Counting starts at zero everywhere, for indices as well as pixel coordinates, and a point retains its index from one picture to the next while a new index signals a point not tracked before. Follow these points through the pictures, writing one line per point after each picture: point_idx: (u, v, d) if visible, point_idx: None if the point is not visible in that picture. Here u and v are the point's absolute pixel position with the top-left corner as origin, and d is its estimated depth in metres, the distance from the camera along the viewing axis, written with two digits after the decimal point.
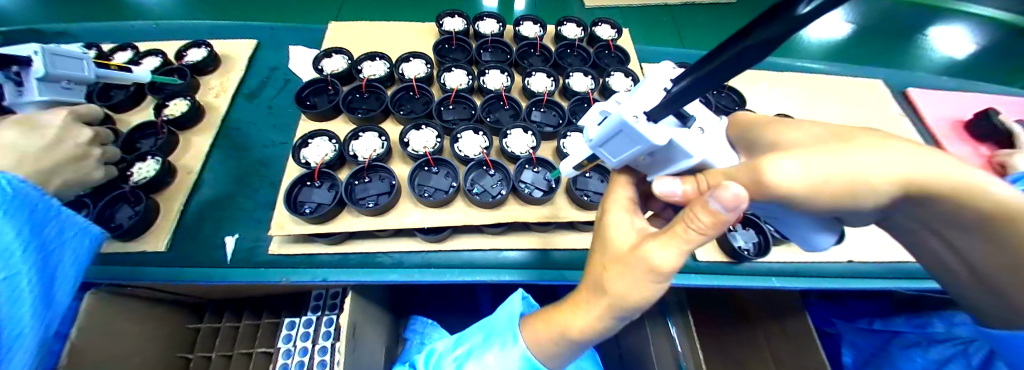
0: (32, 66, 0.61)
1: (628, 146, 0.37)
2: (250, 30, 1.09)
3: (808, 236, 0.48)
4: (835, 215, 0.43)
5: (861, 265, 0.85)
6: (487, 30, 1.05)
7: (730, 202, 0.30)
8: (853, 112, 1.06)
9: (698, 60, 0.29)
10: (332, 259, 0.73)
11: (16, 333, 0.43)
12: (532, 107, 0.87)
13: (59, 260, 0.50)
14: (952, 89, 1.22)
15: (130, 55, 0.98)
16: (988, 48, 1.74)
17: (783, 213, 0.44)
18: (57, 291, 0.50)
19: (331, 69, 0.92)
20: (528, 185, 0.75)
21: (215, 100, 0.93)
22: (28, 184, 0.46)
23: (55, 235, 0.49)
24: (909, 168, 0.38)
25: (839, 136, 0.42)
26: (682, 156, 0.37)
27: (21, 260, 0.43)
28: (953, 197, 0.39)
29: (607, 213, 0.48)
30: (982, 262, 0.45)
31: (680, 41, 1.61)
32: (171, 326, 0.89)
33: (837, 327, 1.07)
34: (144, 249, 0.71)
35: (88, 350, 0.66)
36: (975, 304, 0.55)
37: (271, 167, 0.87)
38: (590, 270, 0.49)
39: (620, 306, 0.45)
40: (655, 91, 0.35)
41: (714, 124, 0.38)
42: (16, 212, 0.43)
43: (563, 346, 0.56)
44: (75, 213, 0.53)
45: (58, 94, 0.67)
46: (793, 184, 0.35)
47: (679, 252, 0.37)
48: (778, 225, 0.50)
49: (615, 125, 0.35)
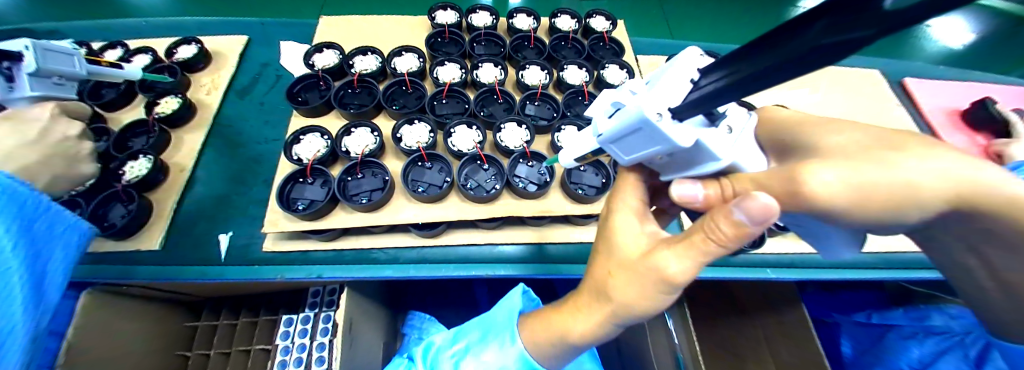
0: (24, 62, 0.59)
1: (646, 146, 0.36)
2: (240, 26, 1.07)
3: (835, 245, 0.46)
4: (866, 231, 0.41)
5: (856, 256, 0.85)
6: (479, 23, 1.03)
7: (758, 213, 0.30)
8: (852, 103, 1.05)
9: (740, 48, 0.28)
10: (325, 255, 0.73)
11: (7, 330, 0.43)
12: (526, 101, 0.86)
13: (50, 255, 0.49)
14: (950, 79, 1.22)
15: (120, 53, 0.97)
16: (987, 36, 1.73)
17: (815, 223, 0.42)
18: (49, 287, 0.50)
19: (321, 64, 0.91)
20: (522, 179, 0.75)
21: (206, 97, 0.92)
22: (15, 180, 0.46)
23: (45, 230, 0.49)
24: (902, 158, 0.39)
25: (830, 133, 0.43)
26: (709, 159, 0.35)
27: (12, 255, 0.43)
28: (970, 197, 0.38)
29: (613, 216, 0.46)
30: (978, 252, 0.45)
31: (670, 35, 1.59)
32: (169, 325, 0.89)
33: (835, 318, 1.07)
34: (138, 248, 0.71)
35: (83, 351, 0.66)
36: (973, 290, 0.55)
37: (266, 165, 0.86)
38: (593, 273, 0.49)
39: (626, 312, 0.45)
40: (681, 82, 0.32)
41: (745, 122, 0.36)
42: (4, 207, 0.43)
43: (561, 348, 0.56)
44: (64, 208, 0.52)
45: (52, 90, 0.66)
46: (812, 191, 0.34)
47: (695, 262, 0.37)
48: (806, 234, 0.48)
49: (635, 120, 0.32)
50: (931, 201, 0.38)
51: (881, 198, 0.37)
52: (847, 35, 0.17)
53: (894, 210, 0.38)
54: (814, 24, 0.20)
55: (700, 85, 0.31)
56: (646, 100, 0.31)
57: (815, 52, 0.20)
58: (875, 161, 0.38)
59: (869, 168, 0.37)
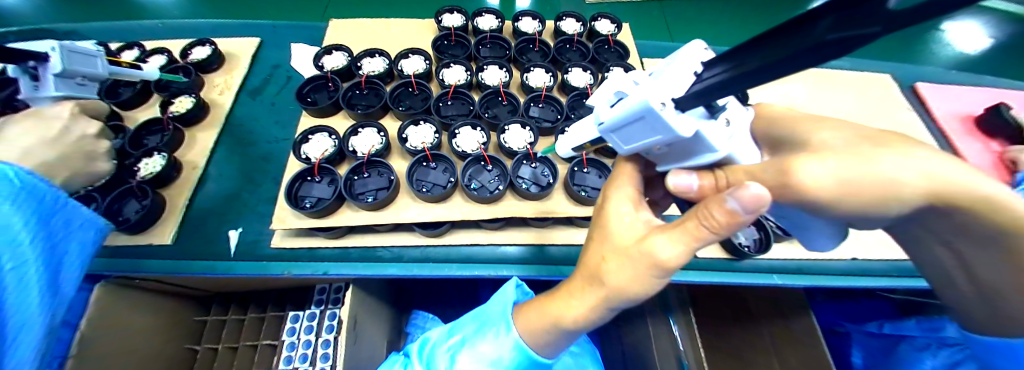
0: (50, 62, 0.63)
1: (647, 135, 0.35)
2: (252, 29, 1.10)
3: (813, 236, 0.49)
4: (847, 221, 0.42)
5: (865, 263, 0.83)
6: (485, 26, 1.05)
7: (750, 201, 0.30)
8: (861, 107, 1.04)
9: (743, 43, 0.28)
10: (331, 252, 0.74)
11: (24, 320, 0.44)
12: (530, 102, 0.88)
13: (65, 250, 0.51)
14: (964, 84, 1.20)
15: (137, 53, 1.00)
16: (1004, 41, 1.69)
17: (798, 215, 0.44)
18: (64, 281, 0.51)
19: (331, 65, 0.93)
20: (525, 180, 0.76)
21: (219, 97, 0.94)
22: (36, 175, 0.47)
23: (61, 225, 0.50)
24: (892, 153, 0.39)
25: (815, 134, 0.42)
26: (706, 150, 0.35)
27: (28, 249, 0.45)
28: (951, 194, 0.38)
29: (608, 202, 0.47)
30: (970, 248, 0.45)
31: (670, 39, 1.58)
32: (183, 319, 0.92)
33: (846, 327, 1.06)
34: (151, 241, 0.73)
35: (96, 341, 0.69)
36: (960, 297, 0.55)
37: (275, 163, 0.88)
38: (588, 258, 0.49)
39: (617, 297, 0.45)
40: (682, 75, 0.33)
41: (742, 117, 0.36)
42: (23, 202, 0.45)
43: (554, 334, 0.56)
44: (81, 205, 0.54)
45: (74, 90, 0.68)
46: (817, 185, 0.36)
47: (686, 249, 0.37)
48: (790, 226, 0.50)
49: (638, 109, 0.32)
50: (917, 194, 0.39)
51: (868, 194, 0.38)
52: (869, 27, 0.18)
53: (886, 199, 0.38)
54: (819, 20, 0.22)
55: (705, 78, 0.31)
56: (649, 91, 0.31)
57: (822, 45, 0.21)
58: (860, 166, 0.38)
59: (861, 161, 0.38)
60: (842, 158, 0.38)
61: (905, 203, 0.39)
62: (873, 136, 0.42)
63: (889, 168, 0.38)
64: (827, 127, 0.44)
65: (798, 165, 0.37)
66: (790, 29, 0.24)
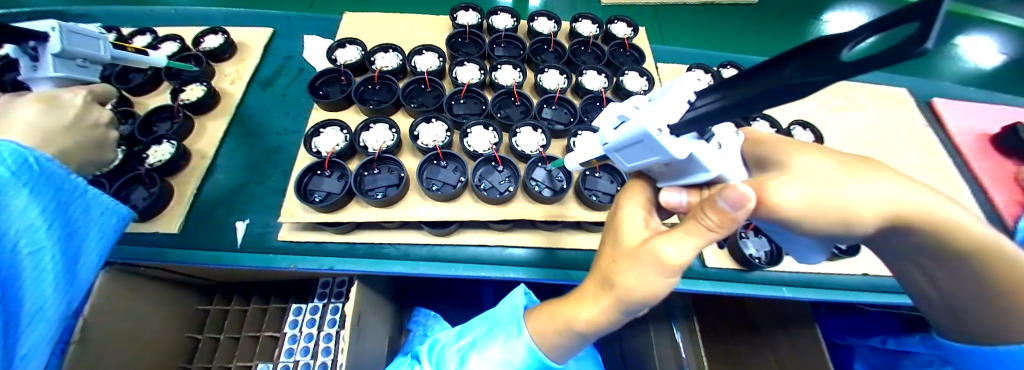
0: (50, 42, 0.61)
1: (645, 156, 0.36)
2: (265, 19, 1.10)
3: (803, 253, 0.50)
4: (824, 238, 0.44)
5: (880, 280, 0.82)
6: (501, 24, 1.04)
7: (736, 200, 0.32)
8: (880, 121, 1.01)
9: (720, 81, 0.31)
10: (338, 247, 0.74)
11: (39, 305, 0.43)
12: (543, 104, 0.87)
13: (83, 238, 0.49)
14: (980, 101, 1.18)
15: (149, 39, 1.00)
16: (1020, 59, 1.66)
17: (782, 231, 0.47)
18: (81, 270, 0.50)
19: (344, 59, 0.93)
20: (538, 183, 0.74)
21: (229, 86, 0.94)
22: (54, 163, 0.45)
23: (79, 212, 0.48)
24: (850, 180, 0.40)
25: (821, 155, 0.44)
26: (699, 170, 0.36)
27: (45, 235, 0.43)
28: (939, 222, 0.39)
29: (621, 209, 0.47)
30: (935, 268, 0.46)
31: (661, 41, 1.56)
32: (185, 308, 0.92)
33: (849, 340, 1.04)
34: (158, 230, 0.73)
35: (99, 327, 0.68)
36: (931, 311, 0.56)
37: (284, 155, 0.88)
38: (599, 263, 0.48)
39: (627, 300, 0.44)
40: (677, 103, 0.34)
41: (733, 140, 0.37)
42: (39, 189, 0.43)
43: (568, 337, 0.55)
44: (101, 192, 0.52)
45: (75, 72, 0.66)
46: (796, 208, 0.39)
47: (690, 251, 0.37)
48: (779, 239, 0.52)
49: (637, 134, 0.33)
50: (893, 221, 0.41)
51: (827, 215, 0.39)
52: (821, 75, 0.21)
53: (850, 226, 0.40)
54: (787, 66, 0.25)
55: (696, 104, 0.33)
56: (646, 117, 0.32)
57: (797, 86, 0.23)
58: (872, 200, 0.40)
59: (817, 184, 0.39)
60: (839, 187, 0.39)
61: (869, 226, 0.41)
62: (840, 161, 0.43)
63: (844, 192, 0.39)
64: (816, 150, 0.45)
65: (805, 194, 0.39)
66: (759, 73, 0.27)
